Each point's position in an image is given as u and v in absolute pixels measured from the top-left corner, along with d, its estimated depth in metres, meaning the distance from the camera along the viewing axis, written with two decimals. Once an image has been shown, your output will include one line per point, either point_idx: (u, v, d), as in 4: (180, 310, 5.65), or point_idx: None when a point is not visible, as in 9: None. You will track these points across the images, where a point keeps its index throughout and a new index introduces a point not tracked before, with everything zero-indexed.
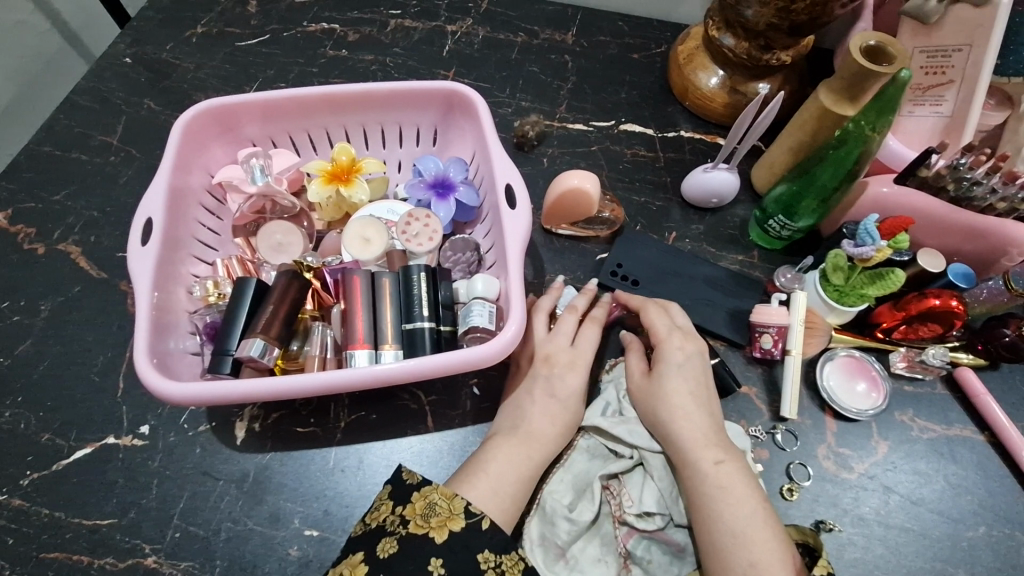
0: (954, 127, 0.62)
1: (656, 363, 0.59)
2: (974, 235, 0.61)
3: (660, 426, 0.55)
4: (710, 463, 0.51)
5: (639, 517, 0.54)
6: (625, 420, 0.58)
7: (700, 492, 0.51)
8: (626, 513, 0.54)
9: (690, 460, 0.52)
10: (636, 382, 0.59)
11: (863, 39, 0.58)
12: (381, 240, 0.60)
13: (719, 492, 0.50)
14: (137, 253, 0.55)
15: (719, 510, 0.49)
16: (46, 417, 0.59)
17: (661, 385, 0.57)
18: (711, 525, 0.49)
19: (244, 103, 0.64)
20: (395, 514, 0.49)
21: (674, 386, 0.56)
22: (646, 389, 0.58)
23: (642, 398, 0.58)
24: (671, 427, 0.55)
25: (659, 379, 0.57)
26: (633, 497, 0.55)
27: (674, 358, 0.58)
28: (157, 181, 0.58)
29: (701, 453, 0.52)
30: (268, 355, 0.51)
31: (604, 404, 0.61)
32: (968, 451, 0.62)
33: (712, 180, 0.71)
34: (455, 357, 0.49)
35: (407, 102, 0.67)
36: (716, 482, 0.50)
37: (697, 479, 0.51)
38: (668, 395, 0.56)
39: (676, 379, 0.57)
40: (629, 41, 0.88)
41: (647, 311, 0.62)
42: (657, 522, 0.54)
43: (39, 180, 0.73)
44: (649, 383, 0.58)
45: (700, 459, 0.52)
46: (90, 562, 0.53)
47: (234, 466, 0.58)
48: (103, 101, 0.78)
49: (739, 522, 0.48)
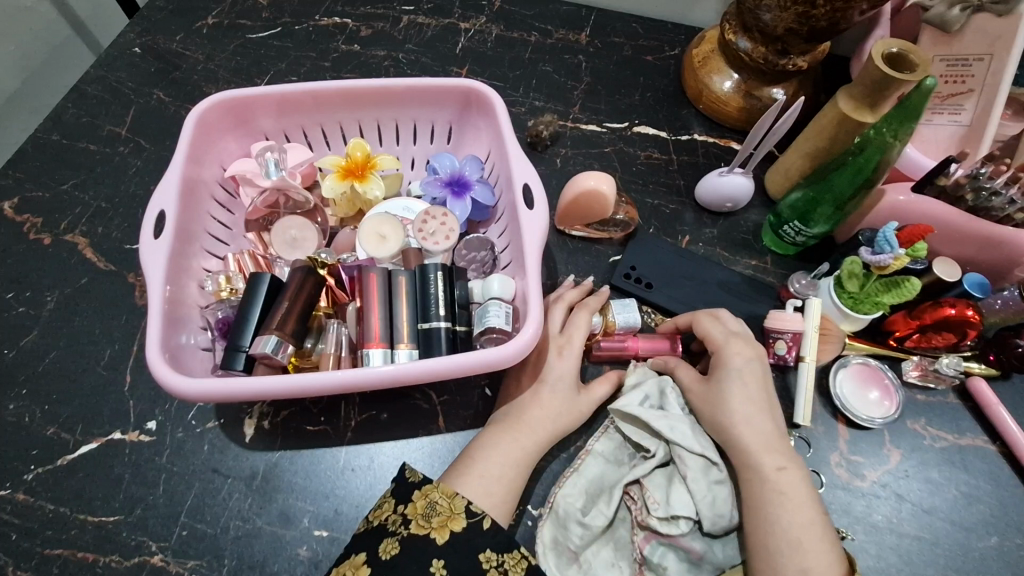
0: (972, 136, 0.62)
1: (715, 368, 0.57)
2: (992, 245, 0.61)
3: (721, 430, 0.54)
4: (771, 468, 0.51)
5: (663, 521, 0.53)
6: (666, 415, 0.57)
7: (759, 496, 0.50)
8: (650, 517, 0.53)
9: (753, 463, 0.51)
10: (693, 387, 0.58)
11: (886, 47, 0.57)
12: (397, 236, 0.60)
13: (779, 497, 0.49)
14: (150, 246, 0.54)
15: (777, 516, 0.48)
16: (52, 410, 0.58)
17: (722, 390, 0.55)
18: (769, 529, 0.48)
19: (259, 96, 0.63)
20: (397, 513, 0.49)
21: (737, 391, 0.55)
22: (706, 394, 0.56)
23: (703, 401, 0.57)
24: (734, 431, 0.53)
25: (721, 384, 0.56)
26: (658, 499, 0.54)
27: (734, 362, 0.56)
28: (170, 173, 0.57)
29: (762, 458, 0.51)
30: (282, 352, 0.51)
31: (643, 395, 0.59)
32: (980, 461, 0.61)
33: (726, 185, 0.71)
34: (477, 358, 0.49)
35: (423, 99, 0.67)
36: (775, 487, 0.50)
37: (758, 483, 0.50)
38: (730, 399, 0.54)
39: (739, 384, 0.55)
40: (643, 43, 0.87)
41: (701, 322, 0.60)
42: (680, 527, 0.53)
43: (47, 169, 0.71)
44: (708, 388, 0.57)
45: (762, 464, 0.51)
46: (96, 559, 0.53)
47: (243, 464, 0.57)
48: (112, 90, 0.77)
49: (798, 529, 0.47)
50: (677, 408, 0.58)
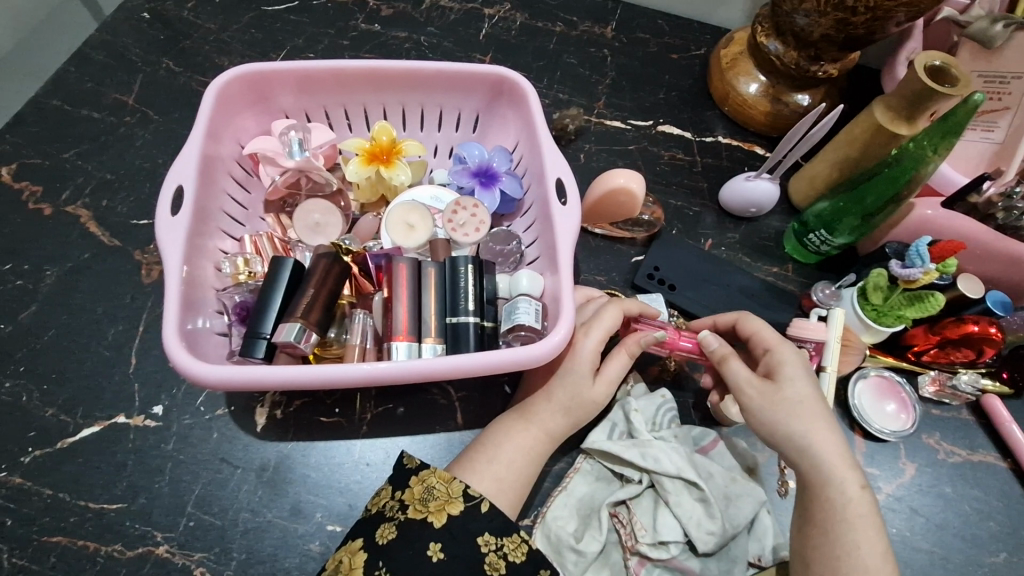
0: (1004, 153, 0.63)
1: (773, 368, 0.53)
2: (1016, 264, 0.61)
3: (792, 439, 0.50)
4: (855, 487, 0.49)
5: (653, 546, 0.52)
6: (637, 443, 0.55)
7: (841, 518, 0.48)
8: (639, 544, 0.52)
9: (836, 480, 0.49)
10: (750, 389, 0.52)
11: (930, 58, 0.56)
12: (425, 226, 0.58)
13: (863, 519, 0.48)
14: (167, 223, 0.51)
15: (856, 541, 0.47)
16: (51, 390, 0.56)
17: (791, 393, 0.51)
18: (847, 553, 0.47)
19: (282, 72, 0.60)
20: (395, 499, 0.48)
21: (806, 395, 0.51)
22: (770, 392, 0.51)
23: (767, 402, 0.51)
24: (810, 441, 0.50)
25: (786, 384, 0.51)
26: (645, 525, 0.53)
27: (796, 363, 0.53)
28: (189, 148, 0.55)
29: (845, 475, 0.49)
30: (305, 341, 0.49)
31: (611, 425, 0.57)
32: (991, 477, 0.62)
33: (752, 190, 0.70)
34: (513, 356, 0.47)
35: (451, 86, 0.65)
36: (856, 507, 0.48)
37: (840, 503, 0.48)
38: (805, 404, 0.51)
39: (809, 388, 0.51)
40: (669, 41, 0.85)
41: (746, 320, 0.57)
42: (670, 551, 0.52)
43: (47, 135, 0.68)
44: (773, 392, 0.51)
45: (846, 482, 0.49)
46: (97, 549, 0.50)
47: (254, 454, 0.55)
48: (118, 56, 0.73)
49: (875, 550, 0.47)
50: (646, 432, 0.56)
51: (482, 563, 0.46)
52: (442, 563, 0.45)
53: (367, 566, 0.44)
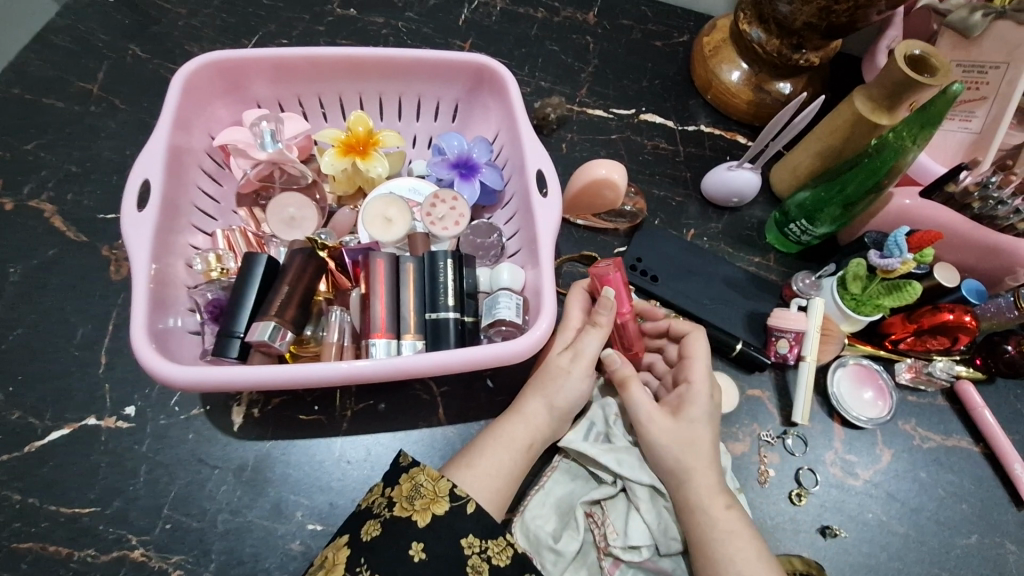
0: (981, 144, 0.63)
1: (681, 402, 0.54)
2: (990, 253, 0.62)
3: (676, 470, 0.52)
4: (722, 508, 0.50)
5: (626, 549, 0.53)
6: (613, 448, 0.55)
7: (713, 539, 0.48)
8: (611, 546, 0.53)
9: (703, 504, 0.50)
10: (658, 419, 0.53)
11: (909, 48, 0.56)
12: (403, 220, 0.57)
13: (741, 535, 0.48)
14: (134, 218, 0.50)
15: (734, 556, 0.47)
16: (17, 392, 0.54)
17: (689, 429, 0.52)
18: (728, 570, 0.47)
19: (254, 59, 0.58)
20: (384, 496, 0.48)
21: (698, 432, 0.53)
22: (670, 425, 0.53)
23: (667, 434, 0.52)
24: (689, 474, 0.51)
25: (687, 425, 0.53)
26: (617, 529, 0.53)
27: (699, 399, 0.54)
28: (156, 140, 0.53)
29: (711, 499, 0.50)
30: (280, 340, 0.48)
31: (589, 425, 0.57)
32: (965, 460, 0.63)
33: (734, 180, 0.70)
34: (491, 350, 0.46)
35: (430, 74, 0.63)
36: (726, 526, 0.49)
37: (707, 527, 0.49)
38: (694, 442, 0.52)
39: (705, 433, 0.53)
40: (652, 27, 0.84)
41: (692, 339, 0.57)
42: (642, 554, 0.53)
43: (9, 126, 0.65)
44: (675, 426, 0.53)
45: (710, 505, 0.50)
46: (70, 554, 0.49)
47: (233, 454, 0.54)
48: (82, 43, 0.70)
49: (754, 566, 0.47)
50: (623, 439, 0.56)
51: (465, 566, 0.45)
52: (423, 563, 0.44)
53: (347, 564, 0.44)
